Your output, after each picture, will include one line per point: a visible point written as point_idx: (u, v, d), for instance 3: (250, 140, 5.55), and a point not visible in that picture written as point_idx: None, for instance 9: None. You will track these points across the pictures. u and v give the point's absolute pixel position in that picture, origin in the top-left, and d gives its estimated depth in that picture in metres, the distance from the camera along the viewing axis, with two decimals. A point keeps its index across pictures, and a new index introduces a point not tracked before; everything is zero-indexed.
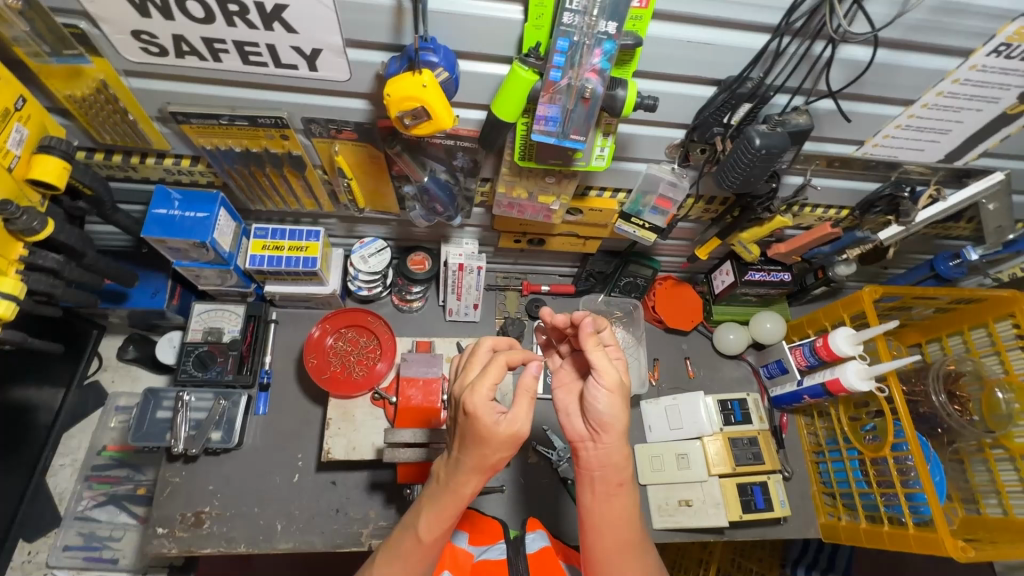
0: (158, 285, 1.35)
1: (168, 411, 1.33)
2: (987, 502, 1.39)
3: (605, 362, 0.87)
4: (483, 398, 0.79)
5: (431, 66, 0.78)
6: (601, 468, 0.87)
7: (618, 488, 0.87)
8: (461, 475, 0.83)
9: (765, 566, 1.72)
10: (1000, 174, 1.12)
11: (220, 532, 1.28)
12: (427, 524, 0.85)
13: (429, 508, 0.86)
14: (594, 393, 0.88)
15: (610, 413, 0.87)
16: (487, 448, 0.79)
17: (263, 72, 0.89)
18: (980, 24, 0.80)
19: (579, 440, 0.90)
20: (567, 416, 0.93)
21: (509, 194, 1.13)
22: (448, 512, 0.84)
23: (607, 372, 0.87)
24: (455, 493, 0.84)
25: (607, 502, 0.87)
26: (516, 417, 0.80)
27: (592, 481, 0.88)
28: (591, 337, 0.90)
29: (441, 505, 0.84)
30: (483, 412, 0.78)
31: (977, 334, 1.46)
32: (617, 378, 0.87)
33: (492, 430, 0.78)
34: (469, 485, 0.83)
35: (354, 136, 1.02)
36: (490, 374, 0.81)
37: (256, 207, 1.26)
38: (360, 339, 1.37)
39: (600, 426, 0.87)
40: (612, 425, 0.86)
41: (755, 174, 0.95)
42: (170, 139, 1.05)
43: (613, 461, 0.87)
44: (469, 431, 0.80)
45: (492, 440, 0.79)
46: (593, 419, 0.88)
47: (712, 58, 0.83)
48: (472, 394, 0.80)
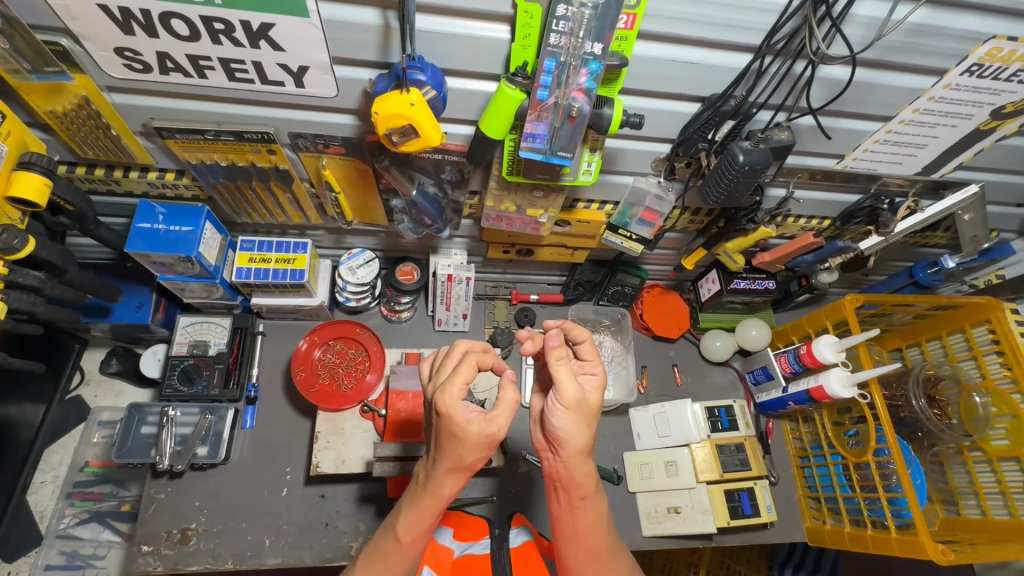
0: (142, 299, 1.33)
1: (153, 426, 1.31)
2: (966, 503, 1.43)
3: (567, 379, 0.82)
4: (454, 398, 0.78)
5: (419, 84, 0.79)
6: (562, 481, 0.87)
7: (580, 501, 0.87)
8: (439, 475, 0.82)
9: (754, 569, 1.73)
10: (976, 188, 1.12)
11: (207, 549, 1.27)
12: (405, 524, 0.84)
13: (408, 508, 0.85)
14: (552, 408, 0.83)
15: (567, 430, 0.83)
16: (462, 448, 0.78)
17: (249, 89, 0.88)
18: (953, 45, 0.82)
19: (541, 450, 0.89)
20: (531, 421, 0.91)
21: (497, 207, 1.13)
22: (428, 512, 0.84)
23: (566, 389, 0.82)
24: (434, 494, 0.83)
25: (571, 513, 0.88)
26: (491, 416, 0.78)
27: (558, 491, 0.88)
28: (556, 351, 0.83)
29: (421, 505, 0.84)
30: (454, 412, 0.77)
31: (955, 339, 1.49)
32: (576, 397, 0.82)
33: (466, 429, 0.77)
34: (447, 485, 0.82)
35: (341, 151, 1.02)
36: (462, 374, 0.80)
37: (242, 220, 1.24)
38: (349, 351, 1.36)
39: (557, 442, 0.84)
40: (568, 442, 0.83)
41: (739, 189, 0.97)
42: (154, 153, 1.04)
43: (572, 477, 0.85)
44: (444, 431, 0.79)
45: (466, 439, 0.77)
46: (551, 434, 0.84)
47: (696, 76, 0.85)
48: (443, 394, 0.78)
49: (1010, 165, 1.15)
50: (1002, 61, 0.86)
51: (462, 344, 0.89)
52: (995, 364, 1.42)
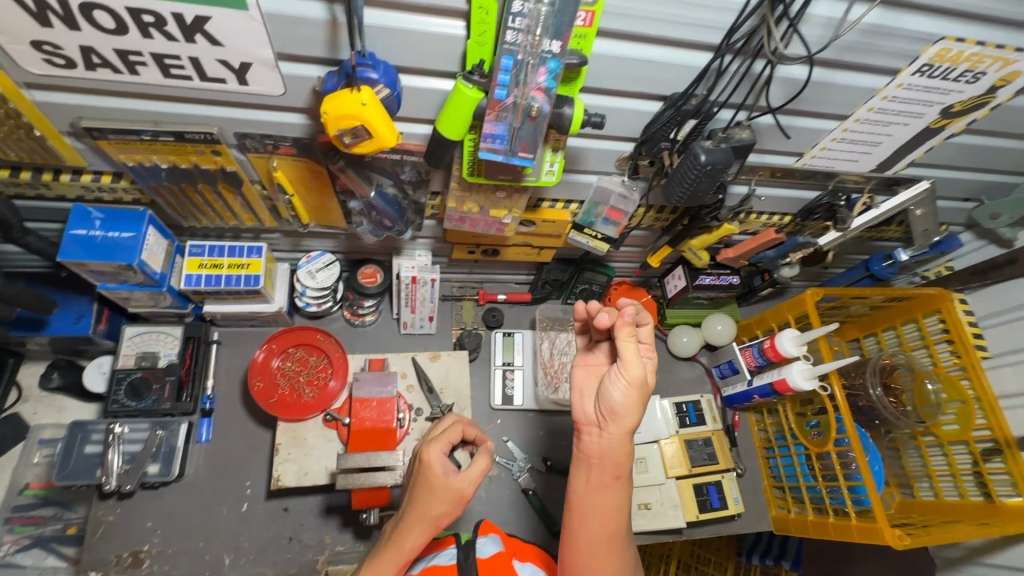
0: (82, 309, 1.25)
1: (98, 445, 1.24)
2: (920, 485, 1.49)
3: (632, 355, 0.84)
4: (438, 450, 0.86)
5: (370, 83, 0.75)
6: (600, 456, 0.86)
7: (613, 480, 0.86)
8: (405, 526, 0.83)
9: (722, 556, 1.82)
10: (926, 183, 1.18)
11: (161, 571, 1.21)
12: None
13: (371, 560, 0.84)
14: (613, 381, 0.86)
15: (623, 404, 0.85)
16: (433, 499, 0.83)
17: (187, 86, 0.82)
18: (905, 46, 0.83)
19: (585, 423, 0.89)
20: (579, 397, 0.91)
21: (460, 208, 1.10)
22: (386, 567, 0.81)
23: (629, 364, 0.84)
24: (397, 545, 0.82)
25: (598, 491, 0.86)
26: (466, 473, 0.86)
27: (589, 465, 0.87)
28: (625, 327, 0.85)
29: (381, 557, 0.82)
30: (434, 457, 0.85)
31: (909, 329, 1.55)
32: (640, 375, 0.84)
33: (442, 479, 0.84)
34: (410, 538, 0.82)
35: (292, 151, 0.97)
36: (448, 431, 0.90)
37: (189, 224, 1.17)
38: (310, 358, 1.31)
39: (610, 415, 0.86)
40: (622, 416, 0.85)
41: (702, 188, 0.97)
42: (86, 155, 0.96)
43: (613, 453, 0.86)
44: (421, 478, 0.85)
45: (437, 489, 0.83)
46: (605, 407, 0.86)
47: (658, 75, 0.84)
48: (429, 446, 0.87)
49: (958, 162, 1.18)
50: (951, 62, 0.88)
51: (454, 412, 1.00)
52: (946, 352, 1.47)
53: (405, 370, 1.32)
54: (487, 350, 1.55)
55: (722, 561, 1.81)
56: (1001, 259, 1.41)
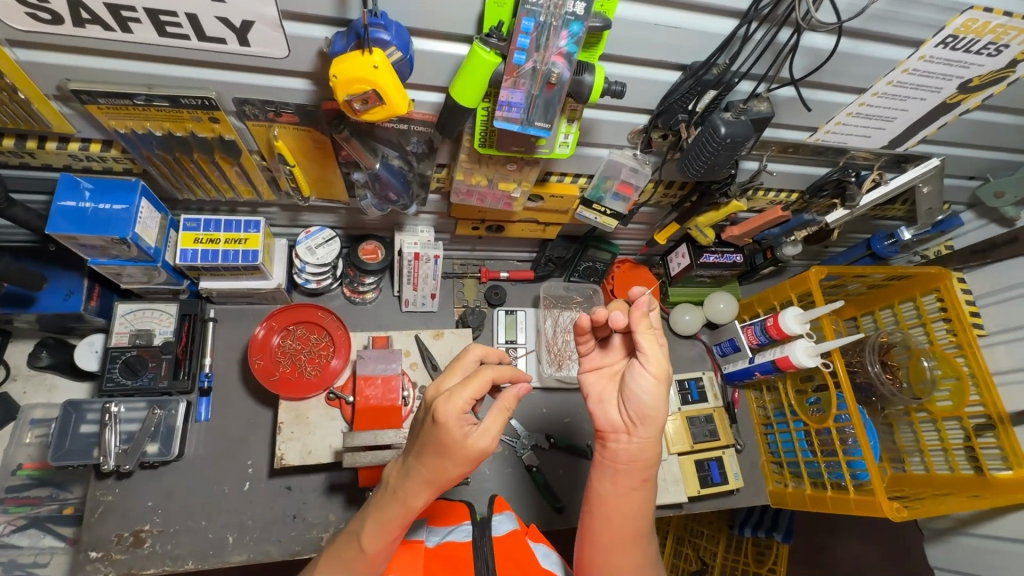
0: (72, 285, 1.20)
1: (94, 425, 1.21)
2: (912, 460, 1.52)
3: (654, 349, 0.84)
4: (457, 407, 0.75)
5: (382, 44, 0.71)
6: (628, 462, 0.86)
7: (641, 484, 0.86)
8: (413, 485, 0.78)
9: (715, 528, 1.88)
10: (936, 161, 1.16)
11: (163, 551, 1.19)
12: (371, 536, 0.80)
13: (374, 517, 0.80)
14: (640, 382, 0.85)
15: (653, 404, 0.85)
16: (448, 463, 0.75)
17: (184, 46, 0.77)
18: (932, 15, 0.81)
19: (611, 431, 0.88)
20: (601, 404, 0.90)
21: (468, 181, 1.07)
22: (395, 523, 0.80)
23: (656, 360, 0.84)
24: (404, 503, 0.79)
25: (625, 494, 0.86)
26: (487, 431, 0.76)
27: (614, 470, 0.87)
28: (642, 320, 0.85)
29: (386, 516, 0.79)
30: (455, 423, 0.74)
31: (906, 308, 1.56)
32: (665, 368, 0.85)
33: (461, 443, 0.74)
34: (420, 496, 0.78)
35: (294, 119, 0.92)
36: (470, 383, 0.77)
37: (184, 196, 1.12)
38: (311, 336, 1.28)
39: (639, 418, 0.85)
40: (653, 417, 0.85)
41: (719, 162, 0.95)
42: (73, 121, 0.91)
43: (643, 457, 0.86)
44: (436, 440, 0.75)
45: (454, 451, 0.75)
46: (633, 410, 0.86)
47: (681, 42, 0.81)
48: (447, 402, 0.75)
49: (968, 139, 1.18)
50: (975, 33, 0.86)
51: (476, 353, 0.88)
52: (942, 330, 1.50)
53: (408, 347, 1.31)
54: (489, 328, 1.53)
55: (714, 533, 1.87)
56: (1002, 238, 1.43)
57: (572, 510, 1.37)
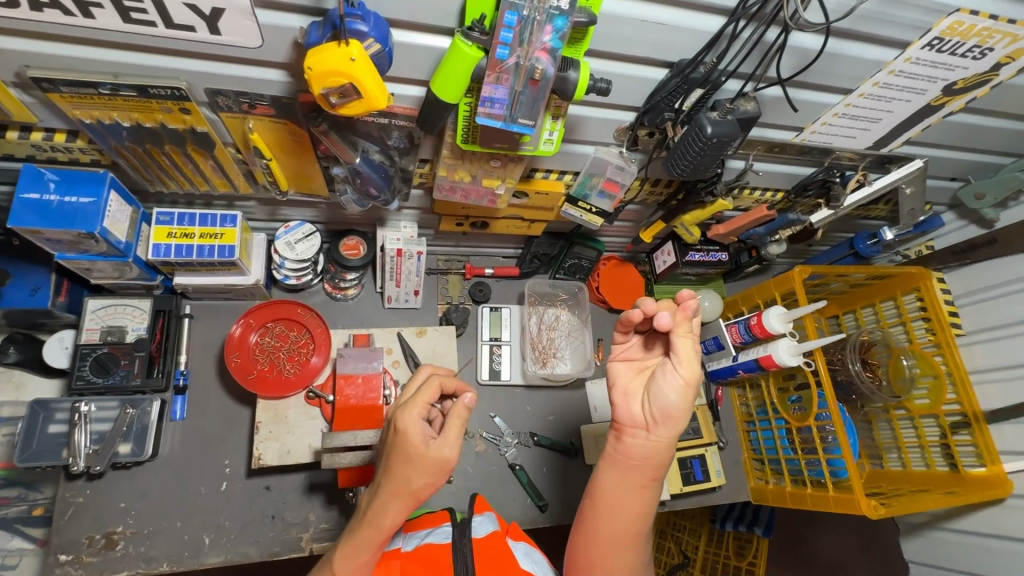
0: (38, 281, 1.15)
1: (63, 425, 1.17)
2: (890, 456, 1.54)
3: (690, 353, 0.84)
4: (412, 415, 0.76)
5: (360, 36, 0.68)
6: (644, 460, 0.85)
7: (649, 483, 0.85)
8: (381, 502, 0.76)
9: (697, 523, 1.91)
10: (920, 162, 1.16)
11: (137, 553, 1.17)
12: (344, 558, 0.77)
13: (347, 539, 0.78)
14: (668, 380, 0.84)
15: (678, 404, 0.84)
16: (411, 472, 0.74)
17: (151, 33, 0.74)
18: (919, 17, 0.81)
19: (630, 425, 0.87)
20: (624, 396, 0.89)
21: (451, 177, 1.05)
22: (368, 544, 0.77)
23: (688, 363, 0.83)
24: (375, 523, 0.76)
25: (633, 492, 0.85)
26: (448, 439, 0.76)
27: (627, 465, 0.86)
28: (684, 323, 0.84)
29: (359, 538, 0.77)
30: (412, 429, 0.75)
31: (887, 306, 1.57)
32: (695, 373, 0.84)
33: (421, 448, 0.74)
34: (389, 513, 0.76)
35: (270, 112, 0.89)
36: (422, 393, 0.79)
37: (156, 188, 1.08)
38: (290, 333, 1.25)
39: (661, 418, 0.84)
40: (675, 418, 0.84)
41: (705, 162, 0.94)
42: (35, 110, 0.86)
43: (658, 456, 0.85)
44: (397, 452, 0.76)
45: (415, 462, 0.74)
46: (657, 408, 0.84)
47: (667, 39, 0.79)
48: (403, 412, 0.77)
49: (951, 141, 1.18)
50: (962, 36, 0.86)
51: (428, 367, 0.91)
52: (921, 329, 1.52)
53: (390, 345, 1.29)
54: (473, 326, 1.52)
55: (696, 527, 1.89)
56: (980, 239, 1.45)
57: (555, 508, 1.37)
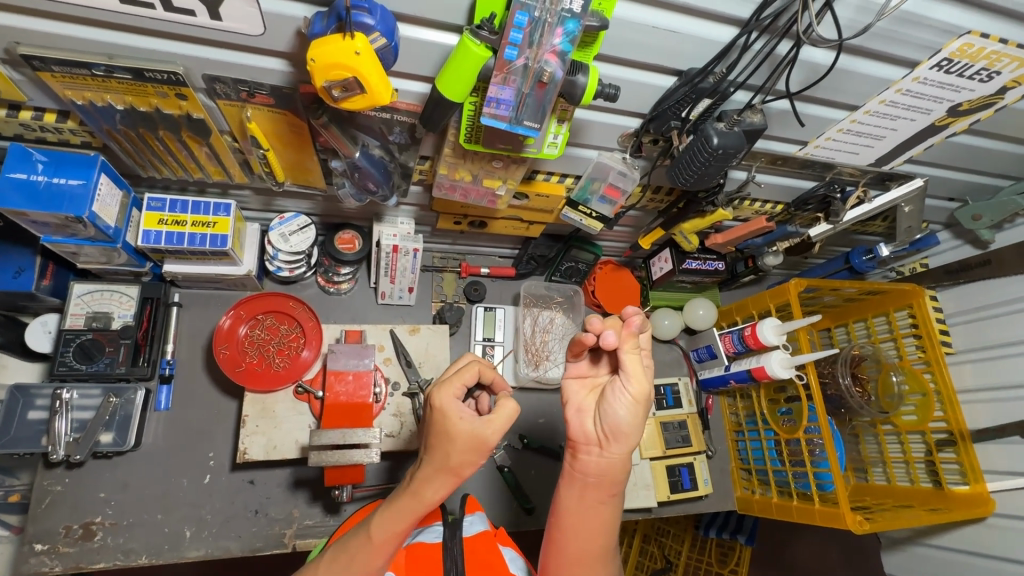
0: (23, 263, 1.12)
1: (43, 412, 1.14)
2: (874, 471, 1.54)
3: (638, 368, 0.83)
4: (449, 394, 0.76)
5: (365, 29, 0.67)
6: (597, 475, 0.83)
7: (606, 499, 0.83)
8: (424, 474, 0.74)
9: (681, 528, 1.91)
10: (920, 181, 1.16)
11: (115, 544, 1.15)
12: (380, 523, 0.75)
13: (386, 505, 0.76)
14: (617, 397, 0.83)
15: (629, 421, 0.81)
16: (452, 448, 0.73)
17: (149, 15, 0.71)
18: (930, 37, 0.81)
19: (583, 442, 0.85)
20: (577, 413, 0.87)
21: (451, 176, 1.03)
22: (407, 514, 0.74)
23: (636, 379, 0.82)
24: (416, 495, 0.74)
25: (590, 508, 0.83)
26: (495, 419, 0.74)
27: (580, 481, 0.84)
28: (631, 339, 0.84)
29: (398, 505, 0.75)
30: (449, 408, 0.75)
31: (879, 321, 1.58)
32: (645, 389, 0.82)
33: (460, 425, 0.73)
34: (431, 487, 0.74)
35: (269, 101, 0.87)
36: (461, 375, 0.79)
37: (148, 174, 1.05)
38: (280, 326, 1.23)
39: (612, 434, 0.82)
40: (627, 435, 0.81)
41: (710, 172, 0.93)
42: (25, 88, 0.83)
43: (613, 473, 0.83)
44: (435, 428, 0.75)
45: (457, 438, 0.73)
46: (609, 424, 0.82)
47: (677, 47, 0.78)
48: (441, 390, 0.77)
49: (951, 161, 1.19)
50: (970, 58, 0.86)
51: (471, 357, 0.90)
52: (913, 346, 1.52)
53: (382, 342, 1.27)
54: (467, 324, 1.50)
55: (680, 533, 1.91)
56: (974, 260, 1.46)
57: (541, 511, 1.37)
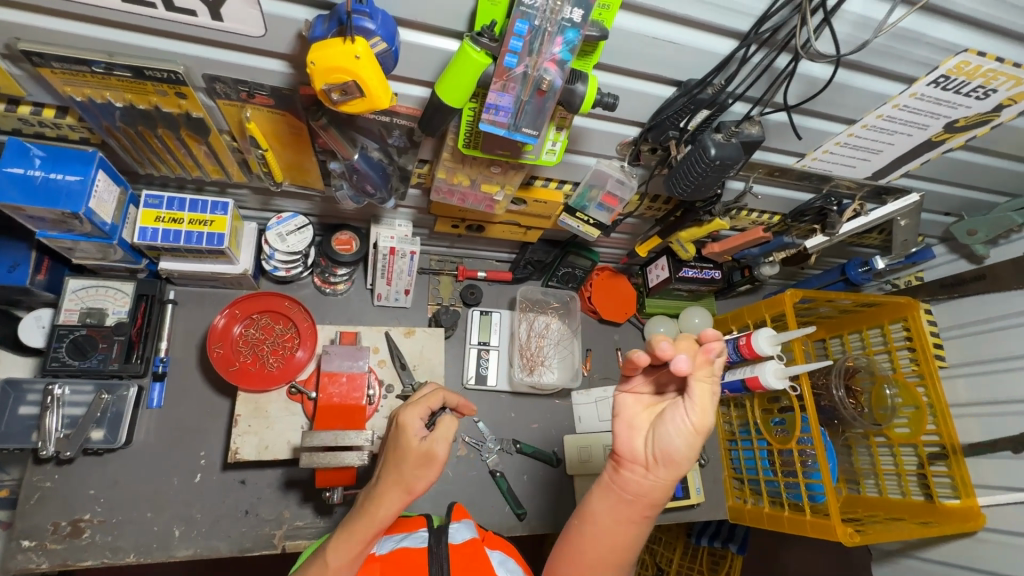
0: (18, 257, 1.11)
1: (34, 407, 1.13)
2: (867, 482, 1.54)
3: (706, 399, 0.79)
4: (412, 414, 0.85)
5: (365, 33, 0.67)
6: (639, 496, 0.82)
7: (640, 519, 0.83)
8: (378, 493, 0.81)
9: (672, 536, 1.91)
10: (915, 197, 1.17)
11: (103, 542, 1.14)
12: (336, 549, 0.78)
13: (343, 529, 0.80)
14: (676, 423, 0.79)
15: (682, 451, 0.79)
16: (406, 464, 0.81)
17: (150, 15, 0.72)
18: (927, 54, 0.81)
19: (631, 460, 0.83)
20: (627, 427, 0.84)
21: (449, 180, 1.03)
22: (361, 536, 0.79)
23: (701, 410, 0.78)
24: (370, 514, 0.79)
25: (621, 526, 0.83)
26: (439, 433, 0.83)
27: (626, 498, 0.83)
28: (705, 366, 0.79)
29: (353, 527, 0.79)
30: (410, 426, 0.83)
31: (873, 333, 1.59)
32: (707, 422, 0.79)
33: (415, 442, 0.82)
34: (384, 505, 0.80)
35: (269, 102, 0.87)
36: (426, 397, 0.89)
37: (146, 171, 1.05)
38: (275, 326, 1.23)
39: (663, 460, 0.80)
40: (677, 464, 0.79)
41: (706, 183, 0.94)
42: (24, 83, 0.83)
43: (653, 495, 0.82)
44: (393, 447, 0.84)
45: (409, 455, 0.81)
46: (661, 449, 0.80)
47: (675, 58, 0.78)
48: (406, 410, 0.86)
49: (947, 177, 1.19)
50: (967, 76, 0.86)
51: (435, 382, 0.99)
52: (906, 358, 1.52)
53: (377, 344, 1.27)
54: (462, 328, 1.50)
55: (671, 540, 1.90)
56: (969, 275, 1.46)
57: (533, 517, 1.36)
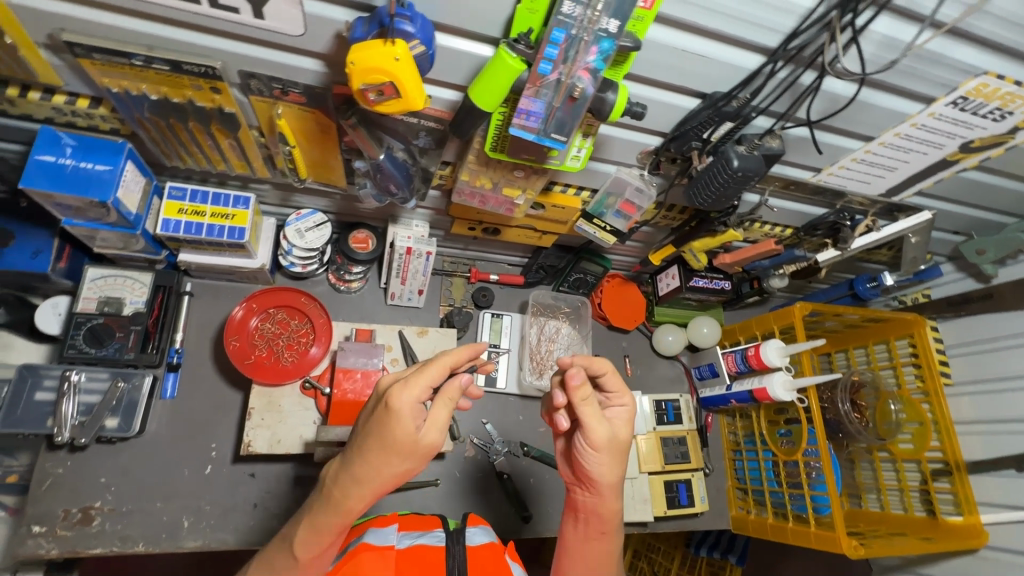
0: (40, 244, 1.12)
1: (50, 393, 1.14)
2: (868, 497, 1.56)
3: (591, 421, 0.87)
4: (411, 398, 0.73)
5: (405, 36, 0.68)
6: (586, 514, 0.92)
7: (599, 534, 0.91)
8: (351, 486, 0.74)
9: (671, 544, 1.91)
10: (928, 214, 1.19)
11: (113, 530, 1.14)
12: (303, 540, 0.76)
13: (308, 520, 0.77)
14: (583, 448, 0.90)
15: (598, 470, 0.89)
16: (393, 457, 0.73)
17: (193, 11, 0.73)
18: (948, 76, 0.83)
19: (573, 486, 0.95)
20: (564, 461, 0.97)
21: (472, 182, 1.05)
22: (330, 528, 0.76)
23: (594, 431, 0.88)
24: (342, 509, 0.75)
25: (585, 543, 0.92)
26: (433, 424, 0.76)
27: (577, 520, 0.94)
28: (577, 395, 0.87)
29: (323, 523, 0.76)
30: (407, 416, 0.72)
31: (879, 349, 1.60)
32: (604, 437, 0.88)
33: (409, 436, 0.73)
34: (357, 500, 0.75)
35: (301, 100, 0.89)
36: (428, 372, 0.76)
37: (172, 163, 1.06)
38: (291, 322, 1.24)
39: (588, 481, 0.90)
40: (599, 481, 0.89)
41: (727, 194, 0.95)
42: (62, 73, 0.85)
43: (601, 511, 0.91)
44: (378, 433, 0.73)
45: (398, 448, 0.73)
46: (584, 472, 0.91)
47: (704, 71, 0.80)
48: (403, 391, 0.73)
49: (959, 196, 1.21)
50: (985, 97, 0.88)
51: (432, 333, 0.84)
52: (911, 375, 1.54)
53: (391, 342, 1.27)
54: (473, 330, 1.51)
55: (670, 549, 1.91)
56: (978, 293, 1.49)
57: (538, 520, 1.37)
